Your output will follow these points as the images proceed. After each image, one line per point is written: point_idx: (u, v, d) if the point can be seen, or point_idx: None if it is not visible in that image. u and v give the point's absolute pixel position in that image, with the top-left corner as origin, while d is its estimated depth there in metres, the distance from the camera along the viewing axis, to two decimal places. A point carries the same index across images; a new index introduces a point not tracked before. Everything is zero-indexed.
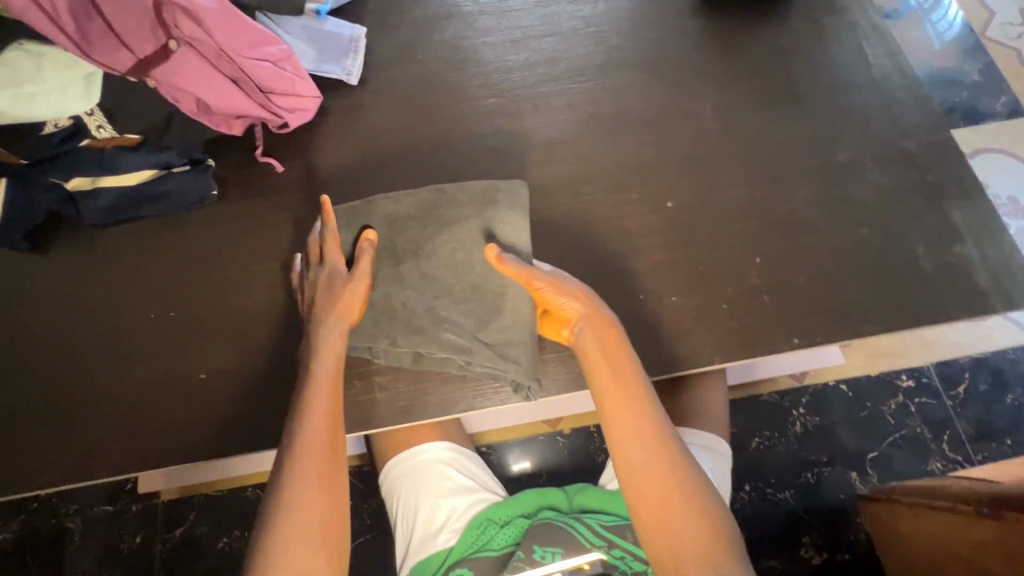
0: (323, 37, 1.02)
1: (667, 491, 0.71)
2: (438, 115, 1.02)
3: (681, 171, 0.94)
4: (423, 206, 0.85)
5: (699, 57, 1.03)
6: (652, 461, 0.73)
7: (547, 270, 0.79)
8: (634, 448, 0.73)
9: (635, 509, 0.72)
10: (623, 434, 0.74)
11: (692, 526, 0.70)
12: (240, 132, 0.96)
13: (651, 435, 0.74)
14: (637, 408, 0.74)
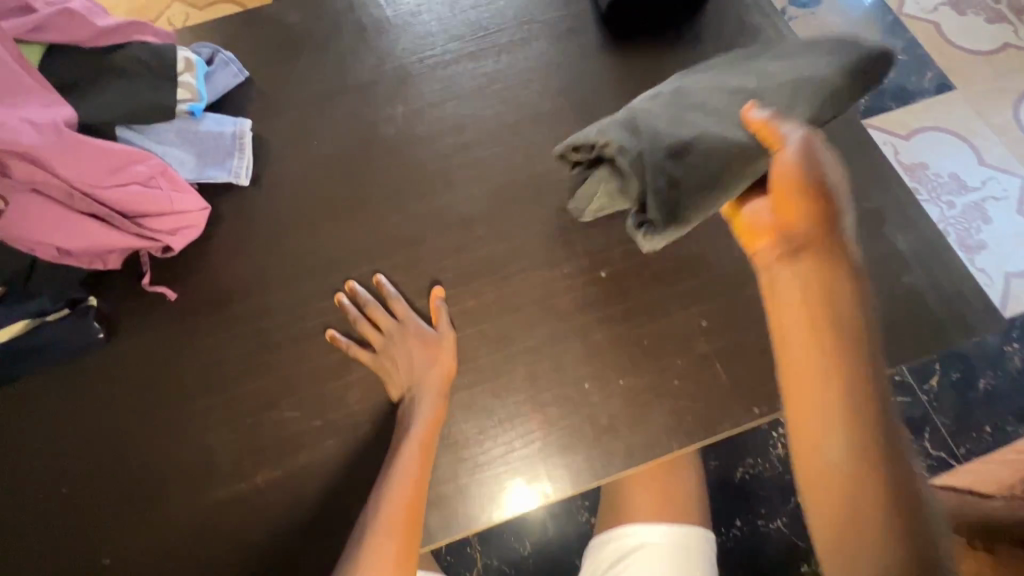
0: (202, 138, 0.91)
1: (871, 528, 0.51)
2: (344, 203, 0.92)
3: (612, 234, 0.87)
4: (760, 56, 0.82)
5: (612, 104, 0.96)
6: (858, 472, 0.53)
7: (790, 127, 0.65)
8: (839, 444, 0.54)
9: (817, 521, 0.54)
10: (819, 417, 0.55)
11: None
12: (119, 264, 0.86)
13: (871, 441, 0.54)
14: (854, 396, 0.54)
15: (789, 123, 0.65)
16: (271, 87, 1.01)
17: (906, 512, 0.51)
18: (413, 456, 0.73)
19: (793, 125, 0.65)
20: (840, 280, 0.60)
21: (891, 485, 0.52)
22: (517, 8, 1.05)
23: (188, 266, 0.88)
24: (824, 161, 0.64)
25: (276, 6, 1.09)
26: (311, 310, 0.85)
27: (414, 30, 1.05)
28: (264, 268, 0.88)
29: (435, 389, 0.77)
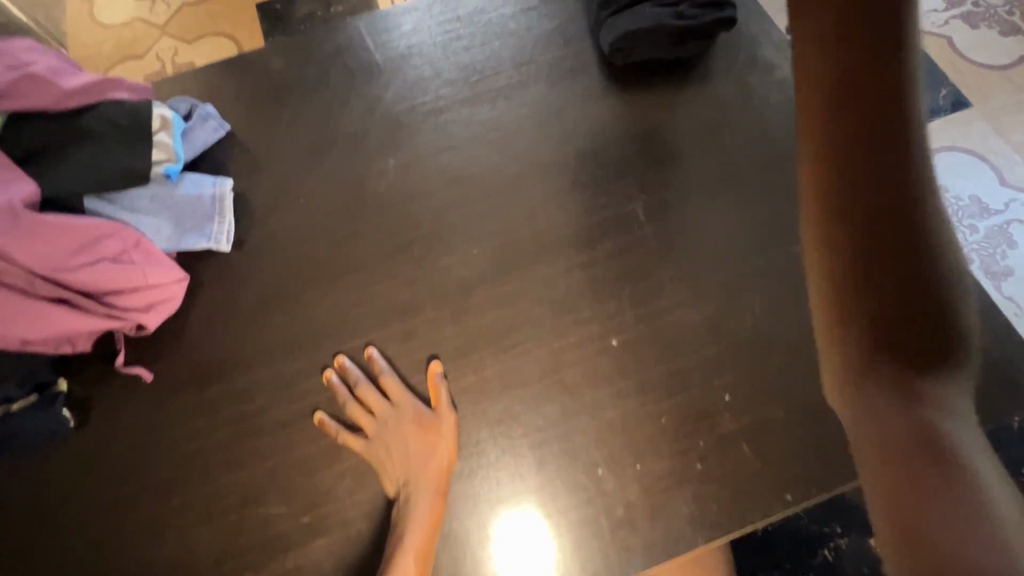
0: (179, 203, 0.85)
1: (857, 321, 0.29)
2: (331, 268, 0.86)
3: (621, 298, 0.80)
4: None
5: (620, 150, 0.89)
6: (867, 199, 0.29)
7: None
8: (839, 210, 0.30)
9: (825, 340, 0.31)
10: (830, 154, 0.30)
11: (952, 475, 0.25)
12: (89, 346, 0.79)
13: (881, 195, 0.29)
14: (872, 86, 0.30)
15: None
16: (254, 141, 0.95)
17: (934, 328, 0.29)
18: (420, 526, 0.68)
19: None
20: None
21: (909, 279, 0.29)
22: (514, 49, 0.98)
23: (166, 344, 0.82)
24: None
25: (259, 50, 1.02)
26: (299, 390, 0.78)
27: (405, 75, 0.98)
28: (248, 343, 0.82)
29: (437, 460, 0.71)
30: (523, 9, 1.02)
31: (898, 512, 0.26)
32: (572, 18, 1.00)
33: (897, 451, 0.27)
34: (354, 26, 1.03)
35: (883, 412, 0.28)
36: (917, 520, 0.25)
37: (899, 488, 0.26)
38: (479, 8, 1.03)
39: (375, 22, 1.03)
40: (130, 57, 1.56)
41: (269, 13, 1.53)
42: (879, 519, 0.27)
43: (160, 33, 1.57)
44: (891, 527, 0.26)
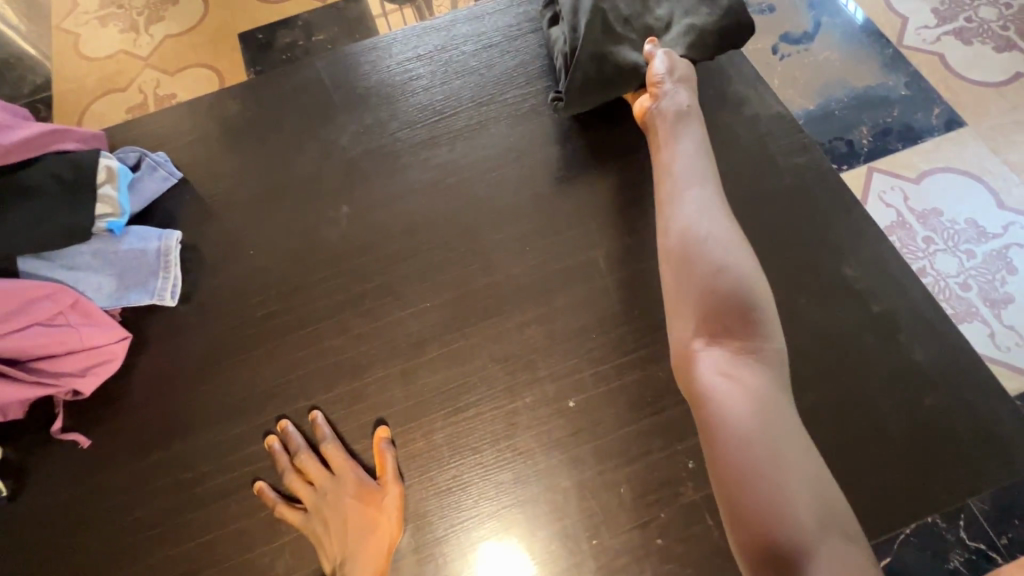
0: (122, 258, 0.82)
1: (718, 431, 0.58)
2: (278, 324, 0.82)
3: (580, 354, 0.75)
4: None
5: (582, 194, 0.85)
6: (714, 321, 0.63)
7: (669, 86, 0.81)
8: (692, 327, 0.65)
9: (702, 395, 0.61)
10: (684, 299, 0.66)
11: (765, 479, 0.54)
12: (22, 413, 0.77)
13: (735, 318, 0.63)
14: (717, 263, 0.66)
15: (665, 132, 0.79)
16: (206, 188, 0.92)
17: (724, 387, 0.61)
18: None
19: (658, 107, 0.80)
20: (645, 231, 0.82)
21: (757, 349, 0.62)
22: (475, 88, 0.95)
23: (106, 407, 0.79)
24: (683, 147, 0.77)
25: (217, 94, 1.00)
26: (241, 457, 0.75)
27: (363, 116, 0.95)
28: (189, 406, 0.78)
29: (379, 540, 0.67)
30: (484, 46, 0.99)
31: (737, 502, 0.54)
32: (534, 55, 0.97)
33: (732, 503, 0.55)
34: (313, 66, 1.01)
35: (737, 444, 0.56)
36: (743, 513, 0.53)
37: (741, 491, 0.54)
38: (441, 46, 1.00)
39: (336, 61, 1.01)
40: (114, 91, 1.44)
41: (251, 42, 1.46)
42: (729, 506, 0.55)
43: (144, 66, 1.46)
44: (739, 523, 0.54)
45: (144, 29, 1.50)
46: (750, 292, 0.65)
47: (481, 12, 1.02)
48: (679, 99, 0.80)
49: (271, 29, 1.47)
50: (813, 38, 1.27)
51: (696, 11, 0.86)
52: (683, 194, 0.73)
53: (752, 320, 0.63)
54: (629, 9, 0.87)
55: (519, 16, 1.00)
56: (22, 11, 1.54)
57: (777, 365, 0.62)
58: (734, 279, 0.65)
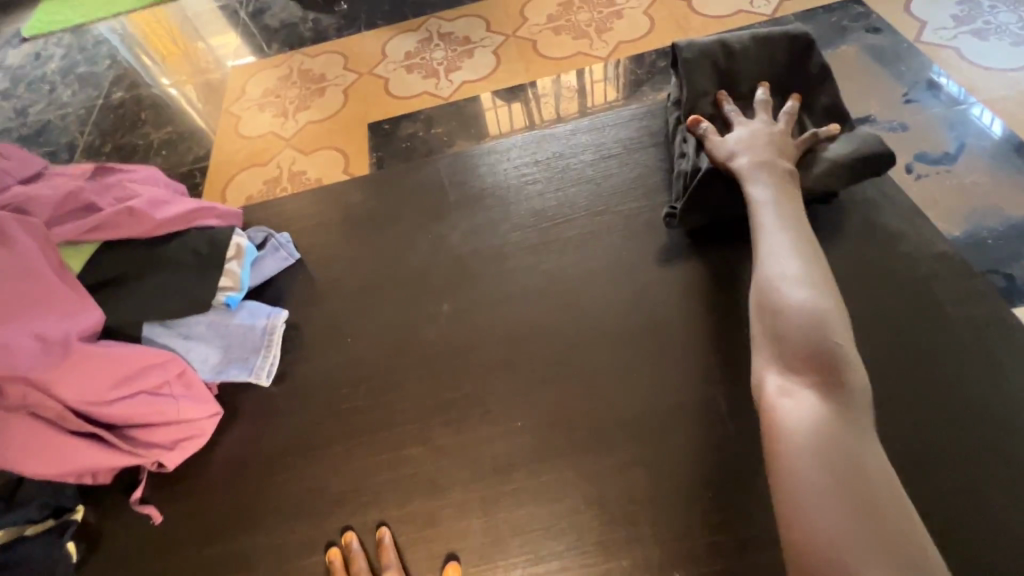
0: (231, 333, 0.85)
1: (783, 459, 0.52)
2: (358, 423, 0.78)
3: (689, 513, 0.64)
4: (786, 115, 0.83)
5: (700, 321, 0.77)
6: (789, 349, 0.58)
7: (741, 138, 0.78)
8: (769, 347, 0.60)
9: (765, 418, 0.56)
10: (759, 319, 0.62)
11: (812, 496, 0.49)
12: (110, 478, 0.77)
13: (813, 346, 0.57)
14: (796, 283, 0.61)
15: (752, 171, 0.74)
16: (319, 271, 0.95)
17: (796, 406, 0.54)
18: None
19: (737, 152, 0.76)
20: None
21: (833, 373, 0.56)
22: (589, 197, 0.93)
23: (186, 484, 0.77)
24: (772, 170, 0.74)
25: (343, 182, 1.06)
26: (302, 568, 0.69)
27: (474, 215, 0.96)
28: (261, 498, 0.75)
29: None
30: (602, 156, 0.98)
31: (791, 526, 0.49)
32: (653, 170, 0.94)
33: (792, 538, 0.48)
34: (433, 163, 1.05)
35: (797, 472, 0.50)
36: (798, 542, 0.48)
37: (798, 517, 0.48)
38: (559, 153, 1.00)
39: (454, 161, 1.04)
40: (256, 166, 1.61)
41: (377, 131, 1.60)
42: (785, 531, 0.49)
43: (284, 146, 1.64)
44: (791, 555, 0.48)
45: (291, 115, 1.71)
46: (825, 320, 0.58)
47: (602, 123, 1.02)
48: (754, 143, 0.77)
49: (396, 121, 1.60)
50: (956, 160, 1.14)
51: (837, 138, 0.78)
52: (767, 221, 0.68)
53: (828, 345, 0.57)
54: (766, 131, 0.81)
55: (641, 129, 1.00)
56: (201, 96, 1.82)
57: (857, 394, 0.55)
58: (808, 300, 0.60)
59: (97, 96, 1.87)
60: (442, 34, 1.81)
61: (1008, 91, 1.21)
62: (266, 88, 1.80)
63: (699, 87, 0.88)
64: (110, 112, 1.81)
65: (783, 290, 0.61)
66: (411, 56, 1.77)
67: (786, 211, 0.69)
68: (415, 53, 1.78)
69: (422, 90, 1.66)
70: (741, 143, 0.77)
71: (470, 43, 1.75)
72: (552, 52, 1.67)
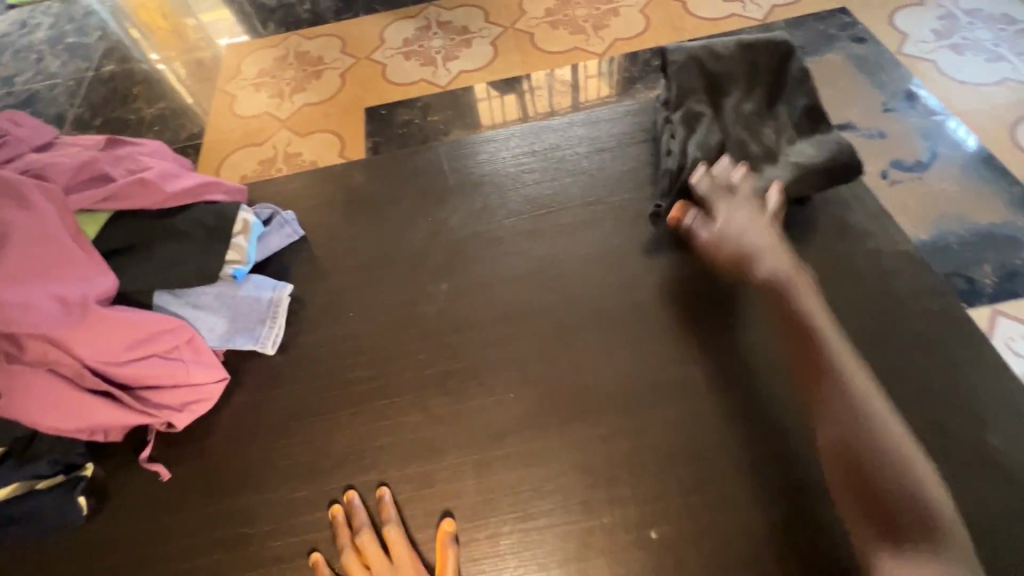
0: (239, 304, 0.88)
1: None
2: (360, 391, 0.83)
3: (666, 477, 0.70)
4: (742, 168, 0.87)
5: (682, 306, 0.83)
6: (880, 511, 0.55)
7: (725, 215, 0.79)
8: (857, 506, 0.57)
9: None
10: (840, 467, 0.60)
11: None
12: (120, 437, 0.80)
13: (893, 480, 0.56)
14: (875, 425, 0.60)
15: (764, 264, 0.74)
16: (323, 249, 0.99)
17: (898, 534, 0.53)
18: None
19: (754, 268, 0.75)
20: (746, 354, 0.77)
21: (937, 527, 0.53)
22: (583, 187, 0.98)
23: (193, 444, 0.81)
24: (790, 279, 0.72)
25: (345, 164, 1.10)
26: (306, 522, 0.73)
27: (472, 201, 1.01)
28: (267, 458, 0.79)
29: None
30: (596, 149, 1.03)
31: None
32: (642, 165, 1.00)
33: None
34: (434, 149, 1.09)
35: None
36: None
37: None
38: (555, 144, 1.05)
39: (454, 148, 1.09)
40: (252, 145, 1.63)
41: (375, 116, 1.62)
42: None
43: (281, 127, 1.65)
44: None
45: (288, 97, 1.72)
46: (919, 485, 0.56)
47: (597, 118, 1.08)
48: (751, 226, 0.77)
49: (394, 107, 1.63)
50: (927, 168, 1.22)
51: (803, 148, 0.86)
52: (843, 367, 0.65)
53: (908, 482, 0.56)
54: (741, 135, 0.88)
55: (633, 126, 1.05)
56: (195, 74, 1.82)
57: (959, 541, 0.53)
58: (887, 442, 0.59)
59: (87, 68, 1.86)
60: (440, 23, 1.83)
61: (977, 106, 1.30)
62: (262, 69, 1.81)
63: (686, 86, 0.93)
64: (102, 85, 1.80)
65: (860, 433, 0.59)
66: (409, 43, 1.80)
67: (845, 348, 0.67)
68: (413, 40, 1.80)
69: (420, 77, 1.69)
70: (732, 221, 0.78)
71: (468, 34, 1.79)
72: (548, 46, 1.71)
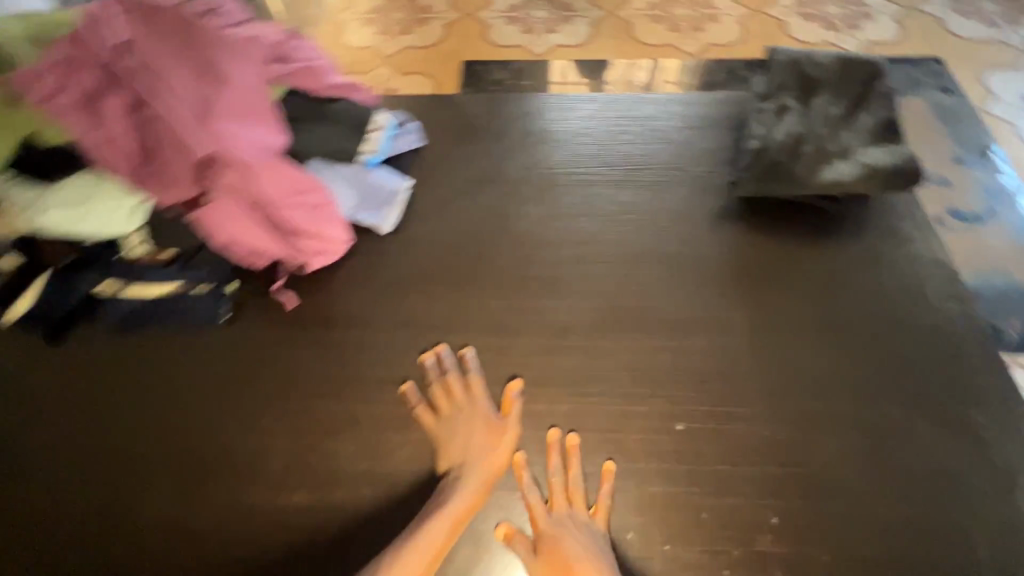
0: (369, 186, 1.06)
1: None
2: (454, 276, 1.00)
3: (693, 389, 0.86)
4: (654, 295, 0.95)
5: (736, 265, 0.98)
6: None
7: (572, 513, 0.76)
8: None
9: None
10: None
11: None
12: (262, 268, 0.97)
13: None
14: None
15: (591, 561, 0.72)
16: (434, 160, 1.16)
17: None
18: (445, 522, 0.75)
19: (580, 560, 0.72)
20: (783, 312, 0.92)
21: None
22: (669, 155, 1.13)
23: (315, 287, 0.99)
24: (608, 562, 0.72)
25: (461, 96, 1.26)
26: (398, 361, 0.91)
27: (570, 148, 1.16)
28: (372, 310, 0.97)
29: (487, 471, 0.79)
30: (688, 125, 1.17)
31: None
32: (724, 147, 1.13)
33: None
34: (543, 99, 1.25)
35: None
36: None
37: None
38: (650, 115, 1.19)
39: (561, 101, 1.24)
40: (358, 72, 1.80)
41: (471, 69, 1.77)
42: None
43: (384, 63, 1.82)
44: None
45: (395, 36, 1.89)
46: None
47: (692, 100, 1.21)
48: (585, 521, 0.76)
49: (491, 64, 1.78)
50: (985, 224, 1.31)
51: (874, 153, 0.98)
52: None
53: None
54: (821, 132, 1.01)
55: (723, 112, 1.19)
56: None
57: None
58: None
59: None
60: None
61: None
62: (376, 5, 1.97)
63: (779, 84, 1.07)
64: None
65: None
66: (514, 9, 1.94)
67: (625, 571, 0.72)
68: (518, 7, 1.94)
69: (518, 43, 1.84)
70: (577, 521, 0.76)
71: (570, 11, 1.92)
72: (643, 37, 1.83)
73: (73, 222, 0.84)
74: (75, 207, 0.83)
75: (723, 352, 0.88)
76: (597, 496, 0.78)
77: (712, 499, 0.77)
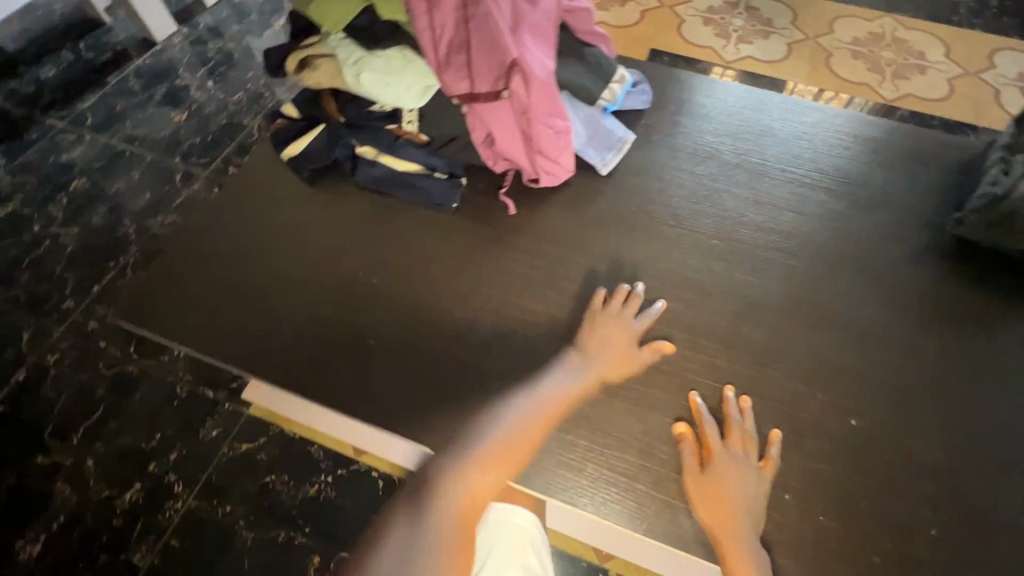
0: (599, 129, 1.16)
1: None
2: (659, 229, 1.08)
3: (868, 394, 0.90)
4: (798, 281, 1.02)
5: (938, 298, 0.99)
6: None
7: (737, 450, 0.84)
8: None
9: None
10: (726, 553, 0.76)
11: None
12: (499, 170, 1.11)
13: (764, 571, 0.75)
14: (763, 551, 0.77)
15: (737, 481, 0.82)
16: (654, 123, 1.23)
17: None
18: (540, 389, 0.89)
19: (730, 477, 0.82)
20: (979, 354, 0.93)
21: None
22: (888, 179, 1.14)
23: (535, 202, 1.11)
24: (755, 496, 0.81)
25: (686, 73, 1.32)
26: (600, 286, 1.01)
27: (787, 146, 1.19)
28: (583, 236, 1.07)
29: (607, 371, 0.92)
30: (910, 157, 1.17)
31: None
32: (947, 186, 1.13)
33: None
34: (768, 94, 1.27)
35: None
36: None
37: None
38: (875, 136, 1.20)
39: (786, 101, 1.26)
40: None
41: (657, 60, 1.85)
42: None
43: None
44: None
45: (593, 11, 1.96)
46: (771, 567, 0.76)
47: (921, 133, 1.20)
48: (748, 461, 0.84)
49: (676, 62, 1.85)
50: None
51: None
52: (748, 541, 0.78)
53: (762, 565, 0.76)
54: None
55: (953, 153, 1.17)
56: None
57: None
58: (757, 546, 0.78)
59: None
60: (750, 6, 1.97)
61: None
62: None
63: None
64: None
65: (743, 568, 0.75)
66: (713, 11, 1.95)
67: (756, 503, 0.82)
68: (718, 11, 1.96)
69: (709, 45, 1.87)
70: (744, 456, 0.84)
71: (769, 27, 1.91)
72: (841, 70, 1.80)
73: (379, 88, 0.99)
74: (386, 76, 0.98)
75: (907, 370, 0.92)
76: (766, 452, 0.85)
77: (871, 492, 0.82)
